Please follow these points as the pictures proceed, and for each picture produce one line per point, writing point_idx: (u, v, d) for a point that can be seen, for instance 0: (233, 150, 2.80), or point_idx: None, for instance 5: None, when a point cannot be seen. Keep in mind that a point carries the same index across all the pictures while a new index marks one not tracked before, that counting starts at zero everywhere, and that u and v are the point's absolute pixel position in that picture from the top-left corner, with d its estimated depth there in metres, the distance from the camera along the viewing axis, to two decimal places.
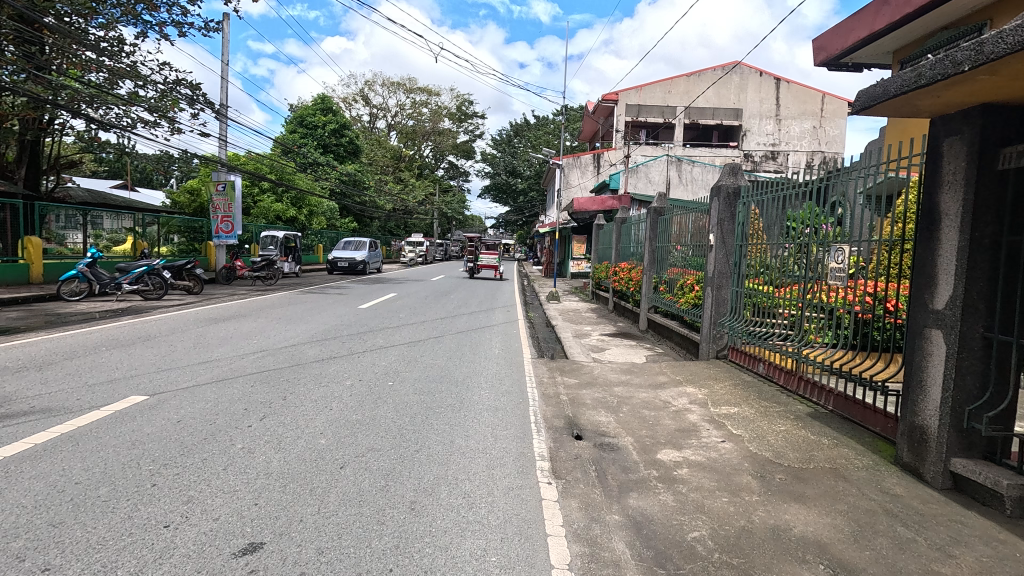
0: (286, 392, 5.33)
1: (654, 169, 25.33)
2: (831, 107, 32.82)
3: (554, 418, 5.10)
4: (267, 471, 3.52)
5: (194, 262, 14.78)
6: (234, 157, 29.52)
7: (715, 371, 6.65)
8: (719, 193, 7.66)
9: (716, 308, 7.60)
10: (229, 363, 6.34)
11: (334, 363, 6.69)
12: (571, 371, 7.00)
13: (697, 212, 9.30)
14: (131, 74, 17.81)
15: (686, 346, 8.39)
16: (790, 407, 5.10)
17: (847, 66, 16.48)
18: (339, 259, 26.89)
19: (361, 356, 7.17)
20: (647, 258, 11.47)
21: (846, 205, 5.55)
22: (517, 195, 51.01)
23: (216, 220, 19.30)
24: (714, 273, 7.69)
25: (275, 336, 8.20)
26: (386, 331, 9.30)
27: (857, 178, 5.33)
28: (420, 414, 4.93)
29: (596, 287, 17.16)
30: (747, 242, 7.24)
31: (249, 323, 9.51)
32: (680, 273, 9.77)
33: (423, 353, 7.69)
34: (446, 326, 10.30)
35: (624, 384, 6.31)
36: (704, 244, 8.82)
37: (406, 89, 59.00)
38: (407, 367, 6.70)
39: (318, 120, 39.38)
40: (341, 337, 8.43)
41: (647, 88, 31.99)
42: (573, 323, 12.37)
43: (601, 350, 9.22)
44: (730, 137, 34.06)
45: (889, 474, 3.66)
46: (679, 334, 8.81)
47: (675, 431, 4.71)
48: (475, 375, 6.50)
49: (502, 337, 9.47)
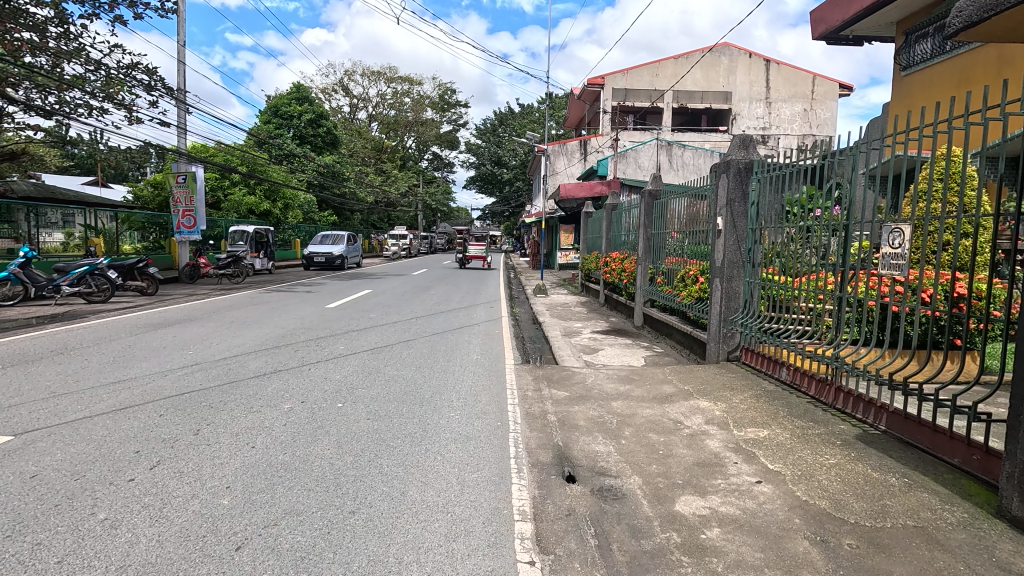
0: (203, 423, 4.22)
1: (643, 154, 24.31)
2: (821, 88, 32.04)
3: (540, 450, 4.04)
4: (122, 564, 2.43)
5: (147, 260, 13.54)
6: (202, 149, 27.98)
7: (730, 379, 5.62)
8: (727, 169, 6.55)
9: (725, 302, 6.55)
10: (144, 383, 5.21)
11: (276, 380, 5.57)
12: (561, 381, 5.96)
13: (698, 193, 8.26)
14: (75, 56, 16.30)
15: (691, 346, 7.38)
16: (833, 427, 4.12)
17: (848, 40, 15.55)
18: (316, 254, 25.57)
19: (313, 368, 6.07)
20: (641, 246, 10.42)
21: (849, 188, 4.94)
22: (502, 185, 49.83)
23: (178, 215, 17.94)
24: (724, 263, 6.61)
25: (217, 346, 7.05)
26: (350, 335, 8.20)
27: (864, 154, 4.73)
28: (367, 451, 3.85)
29: (585, 279, 16.15)
30: (765, 226, 6.15)
31: (194, 329, 8.34)
32: (679, 263, 8.76)
33: (389, 362, 6.61)
34: (420, 327, 9.22)
35: (623, 398, 5.28)
36: (706, 230, 7.84)
37: (386, 78, 57.30)
38: (366, 383, 5.61)
39: (293, 110, 37.75)
40: (296, 344, 7.31)
41: (633, 71, 30.81)
42: (562, 320, 11.33)
43: (594, 351, 8.18)
44: (719, 121, 33.16)
45: (997, 536, 2.66)
46: (685, 332, 7.66)
47: (693, 465, 3.69)
48: (447, 391, 5.45)
49: (482, 340, 8.42)
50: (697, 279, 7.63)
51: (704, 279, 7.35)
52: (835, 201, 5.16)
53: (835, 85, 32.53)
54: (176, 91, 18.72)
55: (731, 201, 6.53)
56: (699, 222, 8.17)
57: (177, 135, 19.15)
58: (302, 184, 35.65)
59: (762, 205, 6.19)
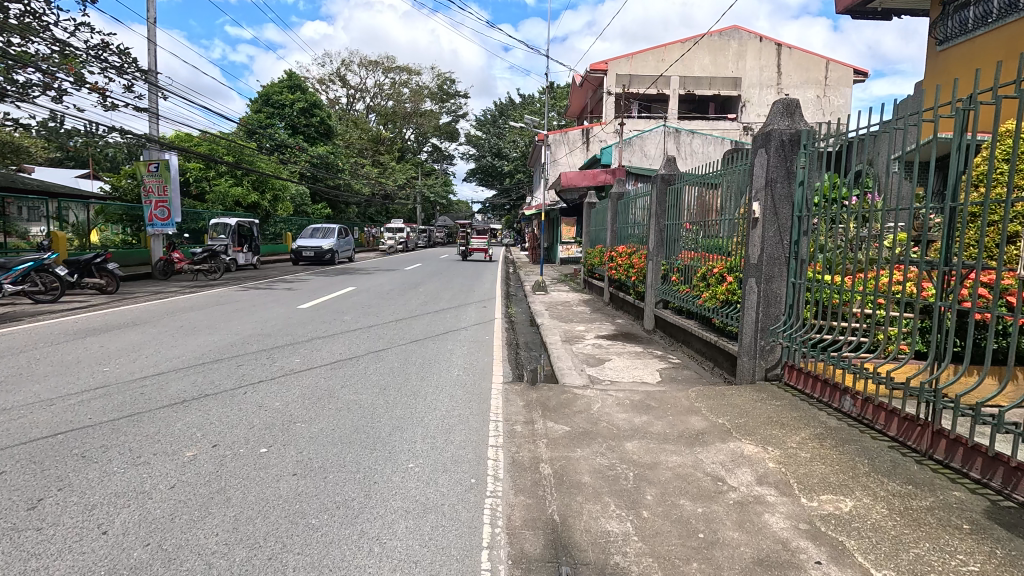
0: (48, 491, 2.97)
1: (650, 142, 23.04)
2: (835, 74, 30.68)
3: (528, 530, 2.82)
4: None
5: (104, 255, 12.36)
6: (186, 139, 26.80)
7: (779, 407, 4.38)
8: (767, 143, 5.14)
9: (764, 307, 5.23)
10: (13, 420, 3.98)
11: (193, 410, 4.34)
12: (560, 408, 4.74)
13: (723, 176, 6.89)
14: (32, 31, 14.95)
15: (719, 361, 6.11)
16: (945, 497, 2.89)
17: (875, 14, 14.27)
18: (304, 248, 24.34)
19: (251, 392, 4.87)
20: (652, 239, 9.09)
21: (877, 174, 4.18)
22: (503, 177, 48.50)
23: (150, 206, 16.73)
24: (761, 261, 5.25)
25: (143, 361, 5.81)
26: (313, 344, 6.97)
27: (891, 134, 4.00)
28: (273, 540, 2.62)
29: (588, 275, 14.91)
30: (817, 215, 4.81)
31: (130, 336, 7.12)
32: (698, 259, 7.50)
33: (350, 381, 5.39)
34: (398, 332, 8.01)
35: (640, 438, 4.03)
36: (727, 222, 6.72)
37: (384, 69, 55.93)
38: (310, 414, 4.39)
39: (285, 98, 36.41)
40: (241, 358, 6.06)
41: (638, 56, 29.47)
42: (562, 322, 10.09)
43: (599, 363, 6.94)
44: (727, 109, 31.81)
45: None
46: (713, 343, 6.34)
47: (755, 564, 2.46)
48: (410, 426, 4.21)
49: (468, 349, 7.19)
50: (720, 279, 6.41)
51: (731, 281, 6.12)
52: (867, 189, 4.32)
53: (848, 71, 31.14)
54: (148, 72, 17.20)
55: (760, 186, 5.26)
56: (718, 211, 6.99)
57: (148, 119, 17.55)
58: (294, 176, 34.31)
59: (806, 186, 4.99)
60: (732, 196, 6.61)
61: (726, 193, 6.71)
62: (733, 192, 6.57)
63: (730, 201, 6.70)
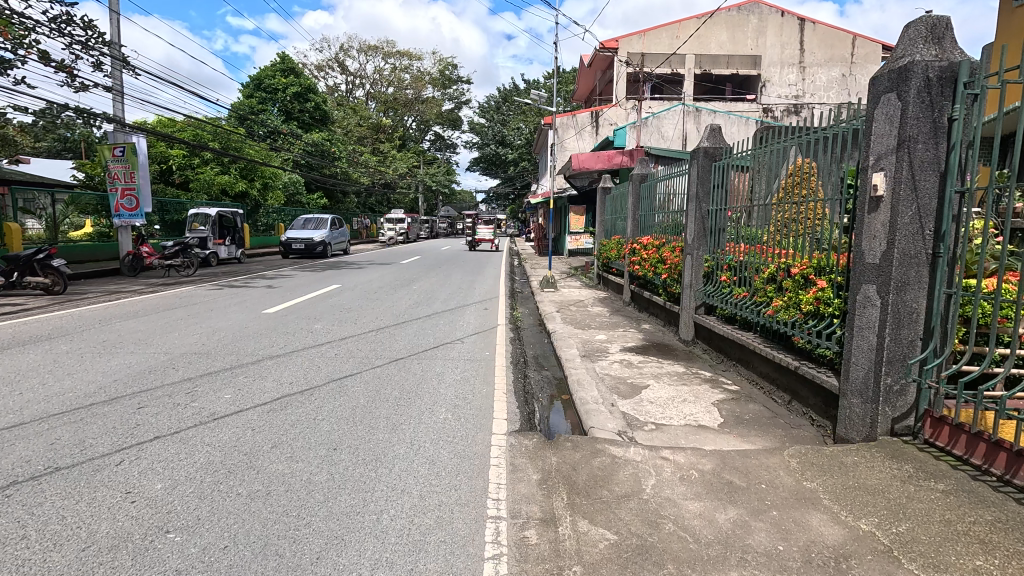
0: None
1: (667, 122, 21.30)
2: (862, 51, 28.61)
3: None
4: None
5: (48, 250, 10.77)
6: (170, 124, 25.16)
7: (951, 497, 2.76)
8: (905, 81, 3.39)
9: (893, 328, 3.50)
10: None
11: (10, 509, 2.70)
12: (596, 486, 3.14)
13: (798, 143, 5.17)
14: None
15: (816, 397, 4.38)
16: None
17: None
18: (295, 240, 22.73)
19: (129, 463, 3.24)
20: (690, 230, 7.35)
21: None
22: (507, 165, 46.65)
23: (116, 193, 15.12)
24: (892, 259, 3.48)
25: (9, 401, 4.19)
26: (259, 369, 5.33)
27: None
28: None
29: (603, 270, 13.28)
30: (988, 190, 3.13)
31: (24, 357, 5.49)
32: (756, 254, 5.80)
33: (287, 436, 3.76)
34: (377, 348, 6.39)
35: (740, 566, 2.39)
36: (759, 208, 5.88)
37: (384, 54, 54.02)
38: (198, 512, 2.75)
39: (278, 82, 34.53)
40: (148, 395, 4.43)
41: (651, 33, 27.68)
42: (578, 328, 8.47)
43: (635, 392, 5.30)
44: (745, 89, 29.84)
45: None
46: (796, 372, 4.65)
47: None
48: (354, 539, 2.58)
49: (462, 371, 5.55)
50: (791, 287, 4.84)
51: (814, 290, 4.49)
52: None
53: (876, 48, 29.09)
54: (112, 45, 15.46)
55: (886, 149, 3.54)
56: (754, 198, 5.97)
57: (113, 98, 15.83)
58: (286, 164, 32.67)
59: (967, 148, 3.28)
60: (765, 180, 5.76)
61: (758, 176, 5.85)
62: (767, 174, 5.70)
63: (763, 186, 5.83)
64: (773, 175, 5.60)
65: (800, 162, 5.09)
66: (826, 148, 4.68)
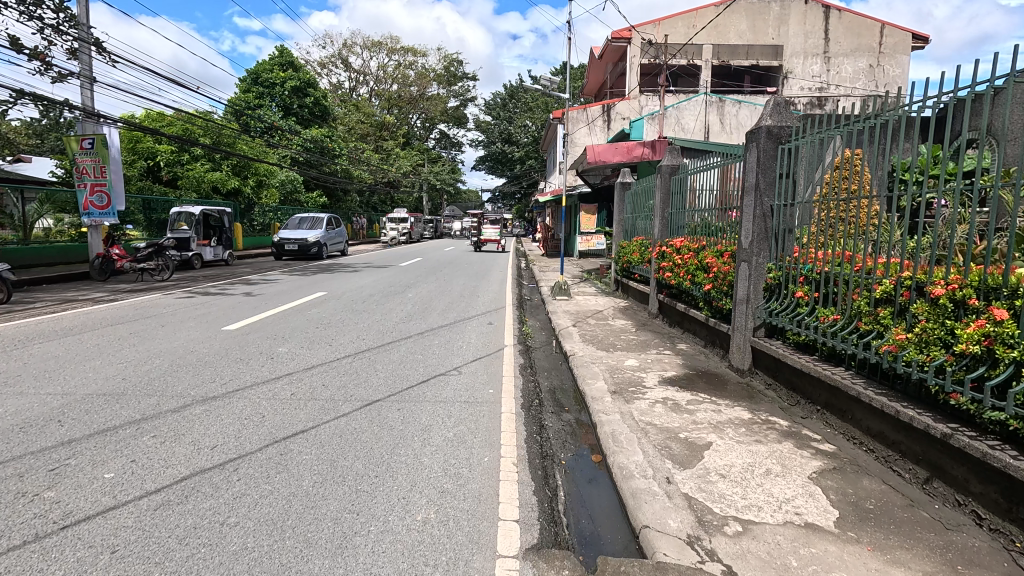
0: None
1: (686, 114, 19.78)
2: (891, 40, 26.94)
3: None
4: None
5: None
6: (160, 118, 23.87)
7: None
8: None
9: None
10: None
11: None
12: None
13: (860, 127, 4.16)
14: None
15: (989, 486, 2.89)
16: None
17: None
18: (288, 241, 21.32)
19: None
20: (745, 232, 5.83)
21: None
22: (513, 163, 45.15)
23: (85, 190, 13.70)
24: None
25: None
26: (172, 425, 3.84)
27: None
28: None
29: (622, 275, 11.85)
30: None
31: None
32: (837, 262, 4.47)
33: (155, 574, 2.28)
34: (346, 384, 4.90)
35: None
36: (800, 206, 5.08)
37: (388, 50, 52.68)
38: None
39: (275, 76, 33.09)
40: None
41: (666, 22, 26.18)
42: (601, 348, 6.98)
43: (697, 456, 3.80)
44: (765, 82, 28.26)
45: None
46: (944, 443, 3.14)
47: None
48: None
49: (456, 424, 4.08)
50: (924, 315, 3.39)
51: (973, 322, 3.04)
52: None
53: (906, 36, 27.37)
54: (83, 28, 14.16)
55: None
56: (817, 190, 4.81)
57: (83, 86, 14.52)
58: (284, 162, 31.36)
59: None
60: (805, 173, 4.98)
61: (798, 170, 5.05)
62: (806, 168, 4.96)
63: (802, 180, 5.07)
64: (807, 172, 4.99)
65: (846, 155, 4.34)
66: (875, 137, 3.96)
